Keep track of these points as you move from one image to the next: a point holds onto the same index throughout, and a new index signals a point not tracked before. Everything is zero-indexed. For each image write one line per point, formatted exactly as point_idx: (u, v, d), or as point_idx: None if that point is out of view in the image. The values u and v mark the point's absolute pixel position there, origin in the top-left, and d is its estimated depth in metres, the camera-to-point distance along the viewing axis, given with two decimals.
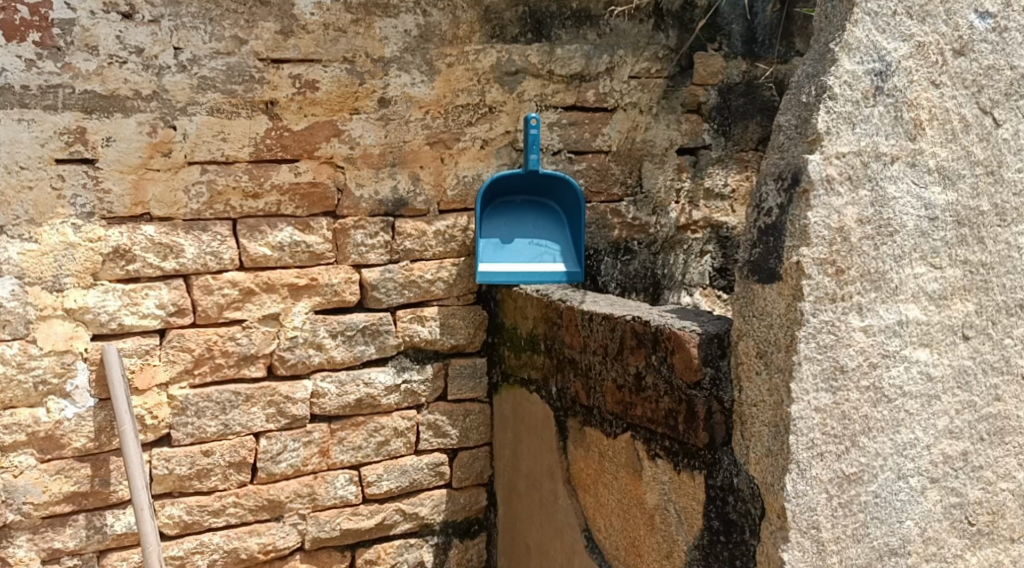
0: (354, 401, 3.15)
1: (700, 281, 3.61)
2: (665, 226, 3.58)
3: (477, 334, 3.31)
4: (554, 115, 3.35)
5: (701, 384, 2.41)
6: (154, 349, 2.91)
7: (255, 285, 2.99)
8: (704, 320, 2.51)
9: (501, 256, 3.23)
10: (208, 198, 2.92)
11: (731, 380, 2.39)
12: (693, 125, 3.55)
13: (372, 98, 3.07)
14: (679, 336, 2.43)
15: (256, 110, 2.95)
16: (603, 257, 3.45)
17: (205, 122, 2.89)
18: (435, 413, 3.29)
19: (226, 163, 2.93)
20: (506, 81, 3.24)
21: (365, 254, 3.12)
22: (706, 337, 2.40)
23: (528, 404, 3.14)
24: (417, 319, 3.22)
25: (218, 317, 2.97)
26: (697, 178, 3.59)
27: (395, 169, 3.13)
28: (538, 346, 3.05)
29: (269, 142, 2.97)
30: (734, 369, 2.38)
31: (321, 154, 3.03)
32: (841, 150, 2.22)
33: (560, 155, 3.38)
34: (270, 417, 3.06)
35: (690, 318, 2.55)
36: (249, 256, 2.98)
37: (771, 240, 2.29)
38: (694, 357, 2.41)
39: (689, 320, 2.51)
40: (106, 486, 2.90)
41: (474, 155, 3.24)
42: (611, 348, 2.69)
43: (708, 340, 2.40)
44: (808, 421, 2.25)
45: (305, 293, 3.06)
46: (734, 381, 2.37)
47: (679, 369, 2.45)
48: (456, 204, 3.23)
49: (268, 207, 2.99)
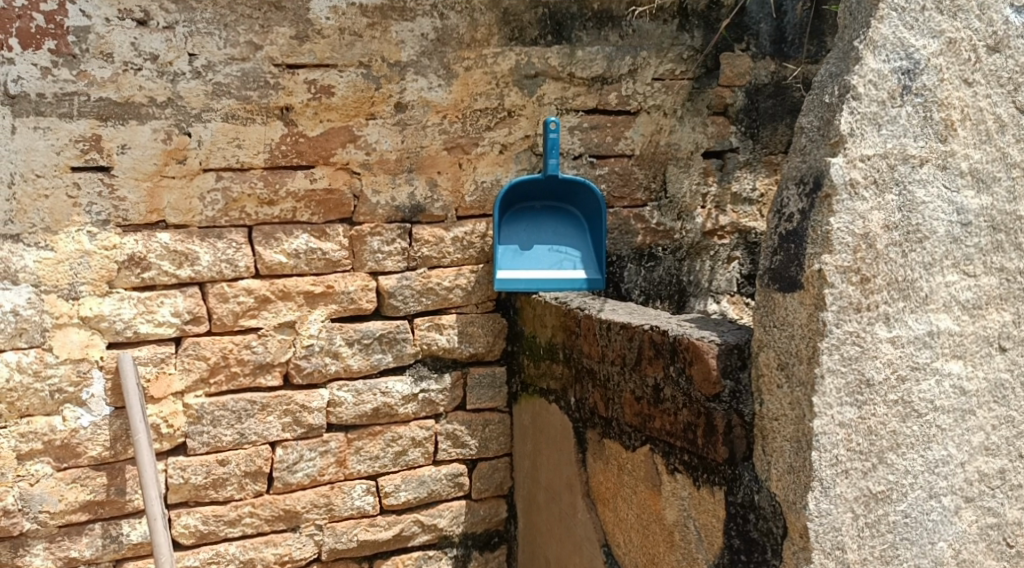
0: (371, 410, 3.10)
1: (727, 288, 3.53)
2: (691, 232, 3.50)
3: (496, 342, 3.25)
4: (576, 119, 3.28)
5: (721, 396, 2.33)
6: (170, 357, 2.86)
7: (271, 293, 2.94)
8: (724, 329, 2.43)
9: (519, 262, 3.18)
10: (223, 205, 2.88)
11: (752, 393, 2.31)
12: (720, 127, 3.47)
13: (389, 103, 3.02)
14: (697, 346, 2.36)
15: (271, 116, 2.90)
16: (626, 264, 3.38)
17: (220, 129, 2.85)
18: (454, 423, 3.24)
19: (242, 169, 2.89)
20: (525, 84, 3.18)
21: (381, 261, 3.07)
22: (725, 348, 2.33)
23: (547, 415, 3.08)
24: (435, 327, 3.16)
25: (234, 325, 2.92)
26: (724, 182, 3.51)
27: (412, 175, 3.08)
28: (557, 355, 2.99)
29: (284, 148, 2.92)
30: (755, 381, 2.30)
31: (337, 160, 2.99)
32: (865, 153, 2.11)
33: (582, 159, 3.31)
34: (287, 426, 3.01)
35: (709, 327, 2.46)
36: (264, 263, 2.93)
37: (792, 246, 2.19)
38: (712, 369, 2.33)
39: (707, 330, 2.44)
40: (122, 495, 2.84)
41: (492, 160, 3.18)
42: (629, 358, 2.62)
43: (727, 351, 2.33)
44: (832, 437, 2.16)
45: (321, 300, 3.01)
46: (755, 395, 2.30)
47: (698, 380, 2.37)
48: (474, 210, 3.18)
49: (283, 214, 2.95)
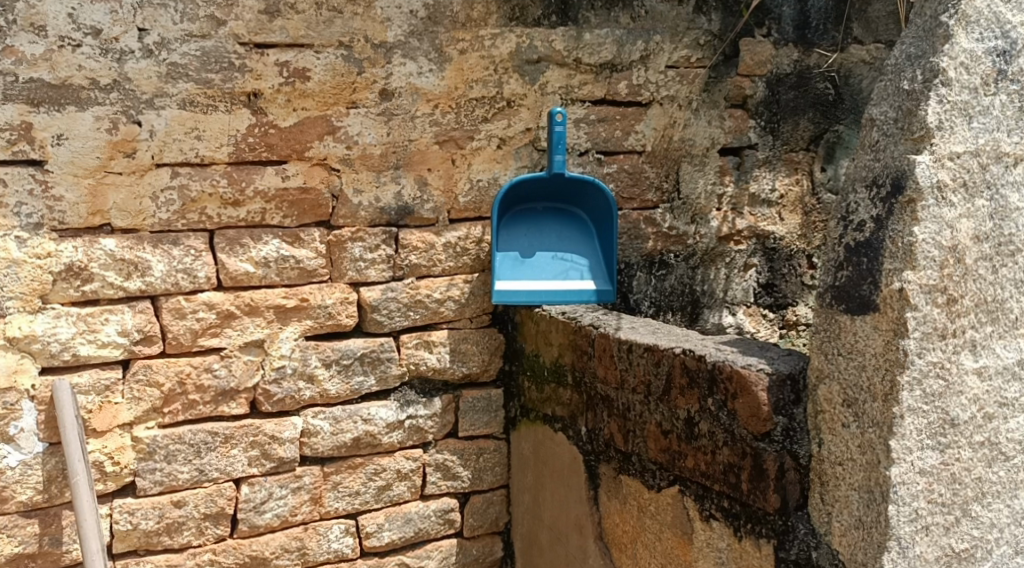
0: (350, 440, 2.72)
1: (743, 298, 3.20)
2: (705, 237, 3.15)
3: (492, 361, 2.89)
4: (581, 110, 2.92)
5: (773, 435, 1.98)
6: (117, 384, 2.45)
7: (236, 308, 2.55)
8: (772, 354, 2.08)
9: (520, 272, 2.80)
10: (180, 207, 2.48)
11: (809, 431, 1.98)
12: (738, 121, 3.12)
13: (373, 90, 2.64)
14: (743, 376, 2.00)
15: (236, 103, 2.50)
16: (635, 273, 3.04)
17: (175, 117, 2.45)
18: (444, 453, 2.86)
19: (201, 165, 2.49)
20: (526, 71, 2.81)
21: (363, 271, 2.69)
22: (778, 379, 1.98)
23: (553, 446, 2.71)
24: (424, 344, 2.79)
25: (192, 345, 2.52)
26: (741, 182, 3.16)
27: (399, 172, 2.70)
28: (565, 378, 2.63)
29: (252, 140, 2.53)
30: (813, 419, 1.96)
31: (313, 155, 2.60)
32: (955, 150, 1.77)
33: (588, 155, 2.95)
34: (253, 461, 2.62)
35: (755, 353, 2.09)
36: (228, 274, 2.54)
37: (864, 261, 1.84)
38: (762, 405, 1.98)
39: (754, 355, 2.08)
40: (58, 545, 2.43)
41: (489, 156, 2.81)
42: (656, 387, 2.26)
43: (780, 383, 1.98)
44: (911, 487, 1.82)
45: (294, 316, 2.62)
46: (813, 434, 1.96)
47: (743, 417, 2.02)
48: (468, 212, 2.80)
49: (251, 216, 2.55)
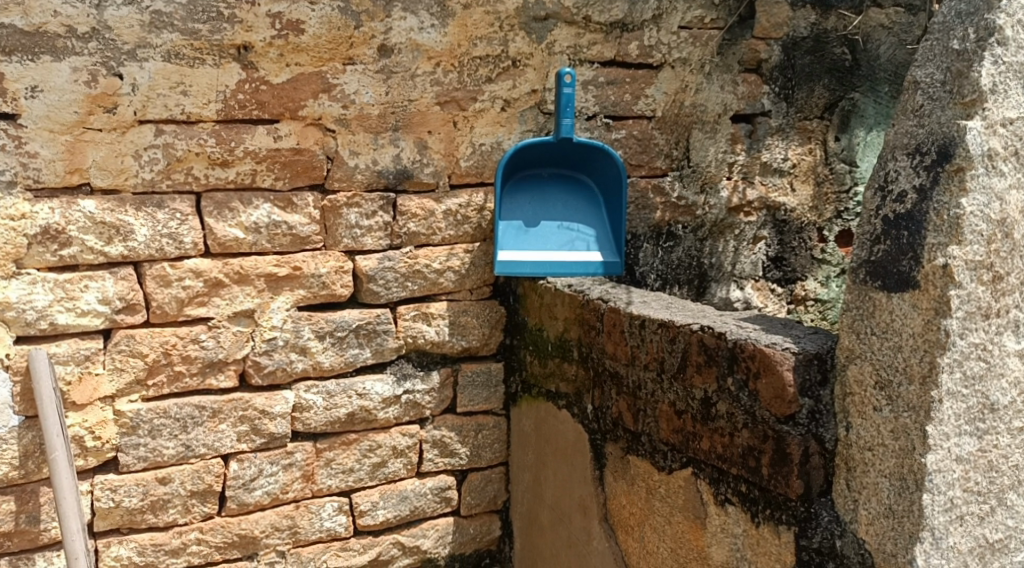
0: (344, 416, 2.59)
1: (752, 272, 3.09)
2: (715, 208, 3.01)
3: (493, 335, 2.76)
4: (590, 72, 2.77)
5: (798, 419, 1.83)
6: (98, 355, 2.31)
7: (225, 276, 2.42)
8: (797, 333, 1.93)
9: (524, 242, 2.66)
10: (164, 166, 2.33)
11: (836, 414, 1.82)
12: (751, 87, 2.99)
13: (371, 46, 2.49)
14: (767, 355, 1.84)
15: (225, 57, 2.35)
16: (642, 244, 2.91)
17: (159, 70, 2.29)
18: (442, 429, 2.74)
19: (188, 122, 2.34)
20: (533, 28, 2.67)
21: (359, 238, 2.55)
22: (804, 359, 1.82)
23: (556, 424, 2.59)
24: (422, 317, 2.66)
25: (178, 315, 2.38)
26: (753, 150, 3.03)
27: (398, 134, 2.56)
28: (570, 354, 2.50)
29: (241, 97, 2.37)
30: (841, 402, 1.81)
31: (307, 114, 2.45)
32: (1008, 115, 1.66)
33: (597, 120, 2.81)
34: (242, 436, 2.49)
35: (779, 331, 1.94)
36: (217, 239, 2.39)
37: (904, 234, 1.71)
38: (787, 385, 1.82)
39: (778, 334, 1.92)
40: (35, 524, 2.30)
41: (493, 118, 2.67)
42: (670, 364, 2.12)
43: (807, 362, 1.82)
44: (947, 476, 1.69)
45: (286, 284, 2.49)
46: (841, 417, 1.81)
47: (765, 398, 1.86)
48: (470, 177, 2.66)
49: (241, 178, 2.41)
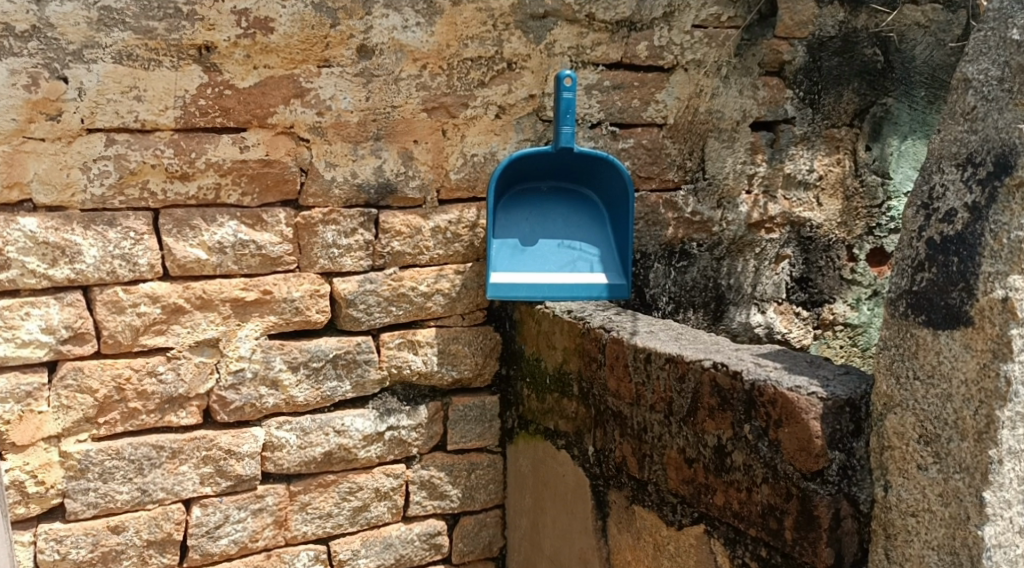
0: (321, 456, 2.34)
1: (774, 295, 2.84)
2: (733, 224, 2.76)
3: (487, 365, 2.51)
4: (594, 75, 2.52)
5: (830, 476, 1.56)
6: (41, 391, 2.07)
7: (185, 301, 2.17)
8: (826, 373, 1.65)
9: (520, 262, 2.40)
10: (116, 180, 2.09)
11: (872, 472, 1.55)
12: (773, 91, 2.73)
13: (349, 46, 2.25)
14: (791, 401, 1.58)
15: (184, 58, 2.11)
16: (653, 264, 2.66)
17: (109, 73, 2.05)
18: (431, 469, 2.48)
19: (142, 131, 2.10)
20: (530, 27, 2.42)
21: (337, 259, 2.30)
22: (834, 406, 1.55)
23: (555, 466, 2.33)
24: (408, 345, 2.41)
25: (133, 345, 2.14)
26: (775, 161, 2.77)
27: (380, 144, 2.31)
28: (569, 389, 2.25)
29: (203, 103, 2.14)
30: (878, 457, 1.53)
31: (277, 121, 2.21)
32: None
33: (602, 128, 2.55)
34: (206, 479, 2.24)
35: (804, 371, 1.67)
36: (176, 261, 2.15)
37: (953, 260, 1.45)
38: (814, 436, 1.55)
39: (804, 374, 1.65)
40: None
41: (487, 126, 2.42)
42: (679, 406, 1.85)
43: (837, 410, 1.55)
44: (1008, 551, 1.42)
45: (255, 310, 2.24)
46: (878, 475, 1.54)
47: (789, 451, 1.59)
48: (460, 192, 2.41)
49: (203, 194, 2.17)
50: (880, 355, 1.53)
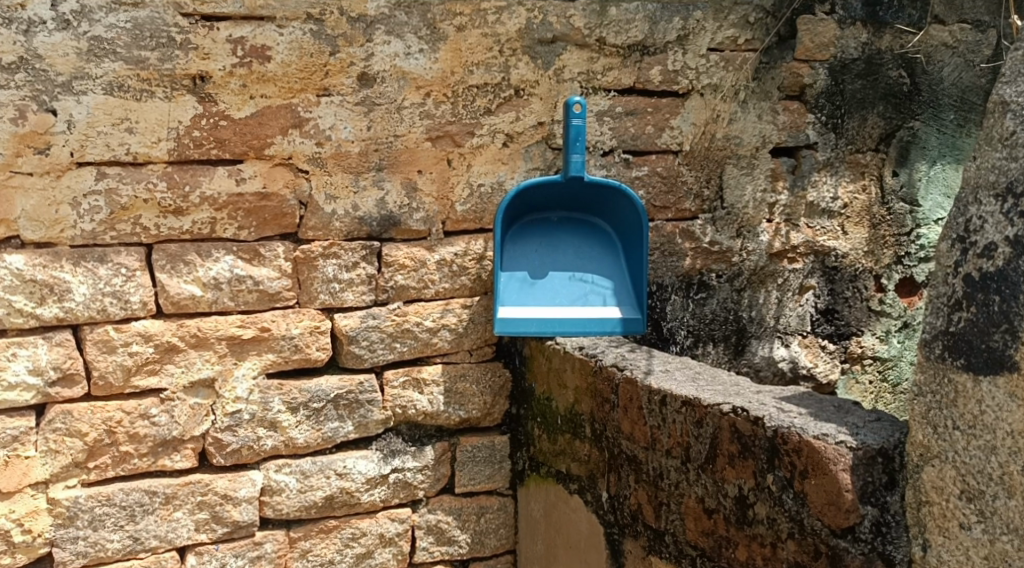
0: (322, 500, 2.24)
1: (798, 327, 2.75)
2: (754, 254, 2.65)
3: (496, 404, 2.40)
4: (606, 101, 2.43)
5: (859, 530, 1.45)
6: (28, 435, 2.00)
7: (179, 340, 2.09)
8: (855, 419, 1.55)
9: (529, 296, 2.30)
10: (107, 215, 2.02)
11: (909, 529, 1.43)
12: (794, 116, 2.62)
13: (350, 74, 2.17)
14: (818, 451, 1.48)
15: (178, 88, 2.04)
16: (670, 296, 2.56)
17: (100, 104, 1.99)
18: (438, 513, 2.37)
19: (134, 164, 2.03)
20: (538, 52, 2.33)
21: (338, 294, 2.21)
22: (866, 456, 1.46)
23: (567, 512, 2.22)
24: (413, 383, 2.30)
25: (124, 387, 2.06)
26: (797, 188, 2.66)
27: (382, 175, 2.22)
28: (582, 431, 2.14)
29: (197, 134, 2.06)
30: (915, 513, 1.42)
31: (275, 152, 2.13)
32: None
33: (614, 155, 2.46)
34: (201, 525, 2.15)
35: (831, 417, 1.57)
36: (170, 298, 2.07)
37: (994, 299, 1.34)
38: (843, 490, 1.45)
39: (831, 420, 1.55)
40: None
41: (494, 155, 2.32)
42: (697, 452, 1.76)
43: (869, 461, 1.46)
44: None
45: (252, 348, 2.15)
46: (916, 533, 1.42)
47: (817, 505, 1.49)
48: (467, 223, 2.31)
49: (198, 228, 2.09)
50: (916, 402, 1.43)
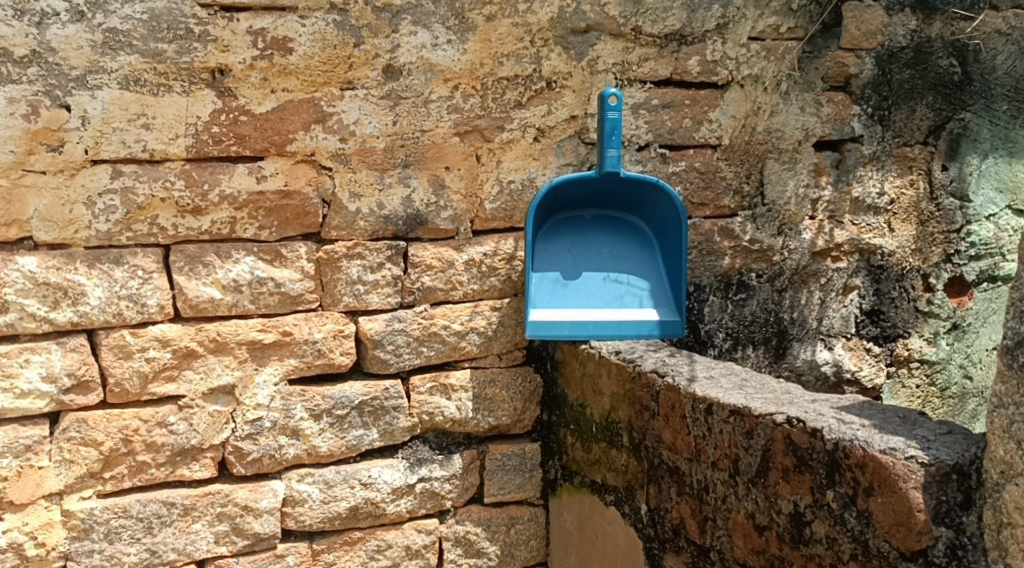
0: (346, 511, 2.15)
1: (842, 329, 2.63)
2: (796, 253, 2.53)
3: (527, 410, 2.30)
4: (642, 93, 2.32)
5: (932, 554, 1.39)
6: (42, 444, 1.92)
7: (197, 345, 2.01)
8: (924, 431, 1.48)
9: (562, 298, 2.19)
10: (123, 215, 1.93)
11: (987, 551, 1.38)
12: (838, 107, 2.51)
13: (375, 67, 2.07)
14: (887, 468, 1.42)
15: (196, 82, 1.95)
16: (708, 297, 2.45)
17: (115, 99, 1.90)
18: (467, 523, 2.28)
19: (151, 161, 1.95)
20: (572, 43, 2.23)
21: (363, 296, 2.12)
22: (939, 473, 1.39)
23: (603, 525, 2.13)
24: (441, 389, 2.21)
25: (141, 394, 1.98)
26: (842, 183, 2.54)
27: (408, 172, 2.13)
28: (619, 440, 2.05)
29: (216, 130, 1.97)
30: (994, 535, 1.36)
31: (297, 149, 2.04)
32: None
33: (650, 150, 2.35)
34: (221, 538, 2.07)
35: (898, 429, 1.50)
36: (187, 302, 1.99)
37: None
38: (916, 509, 1.39)
39: (898, 433, 1.48)
40: None
41: (525, 150, 2.22)
42: (747, 466, 1.69)
43: (943, 478, 1.39)
44: None
45: (274, 353, 2.07)
46: (996, 555, 1.36)
47: (886, 525, 1.43)
48: (497, 222, 2.21)
49: (216, 228, 2.00)
50: (997, 416, 1.36)
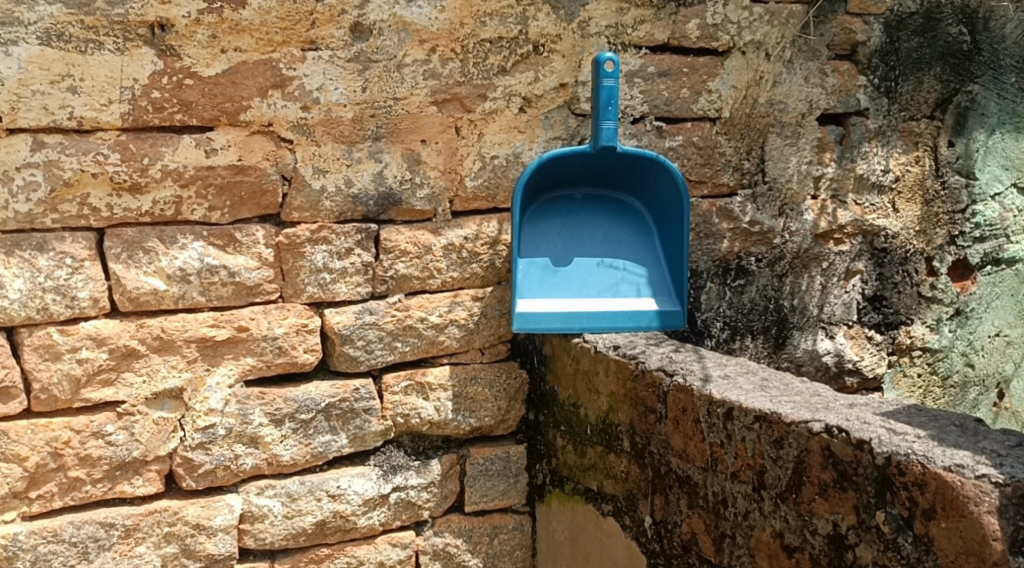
0: (312, 526, 1.92)
1: (843, 316, 2.44)
2: (797, 235, 2.34)
3: (512, 410, 2.08)
4: (637, 60, 2.10)
5: None
6: None
7: (138, 343, 1.75)
8: (992, 444, 1.30)
9: (551, 287, 1.96)
10: (47, 194, 1.67)
11: None
12: (844, 78, 2.31)
13: (341, 25, 1.82)
14: (955, 489, 1.24)
15: (132, 39, 1.69)
16: (705, 283, 2.25)
17: (35, 57, 1.63)
18: (445, 535, 2.05)
19: (80, 132, 1.68)
20: (561, 2, 2.00)
21: (329, 286, 1.87)
22: (1017, 495, 1.22)
23: (599, 537, 1.92)
24: (417, 388, 1.98)
25: (73, 401, 1.72)
26: (846, 160, 2.35)
27: (379, 145, 1.88)
28: (618, 444, 1.84)
29: (157, 95, 1.71)
30: None
31: (252, 118, 1.78)
32: None
33: (645, 122, 2.13)
34: (169, 561, 1.82)
35: (961, 442, 1.31)
36: (127, 294, 1.73)
37: None
38: (990, 538, 1.21)
39: (964, 447, 1.30)
40: None
41: (509, 122, 1.99)
42: (775, 479, 1.49)
43: (1020, 502, 1.21)
44: None
45: (228, 352, 1.82)
46: None
47: (951, 555, 1.25)
48: (478, 202, 1.98)
49: (160, 209, 1.74)
50: None
